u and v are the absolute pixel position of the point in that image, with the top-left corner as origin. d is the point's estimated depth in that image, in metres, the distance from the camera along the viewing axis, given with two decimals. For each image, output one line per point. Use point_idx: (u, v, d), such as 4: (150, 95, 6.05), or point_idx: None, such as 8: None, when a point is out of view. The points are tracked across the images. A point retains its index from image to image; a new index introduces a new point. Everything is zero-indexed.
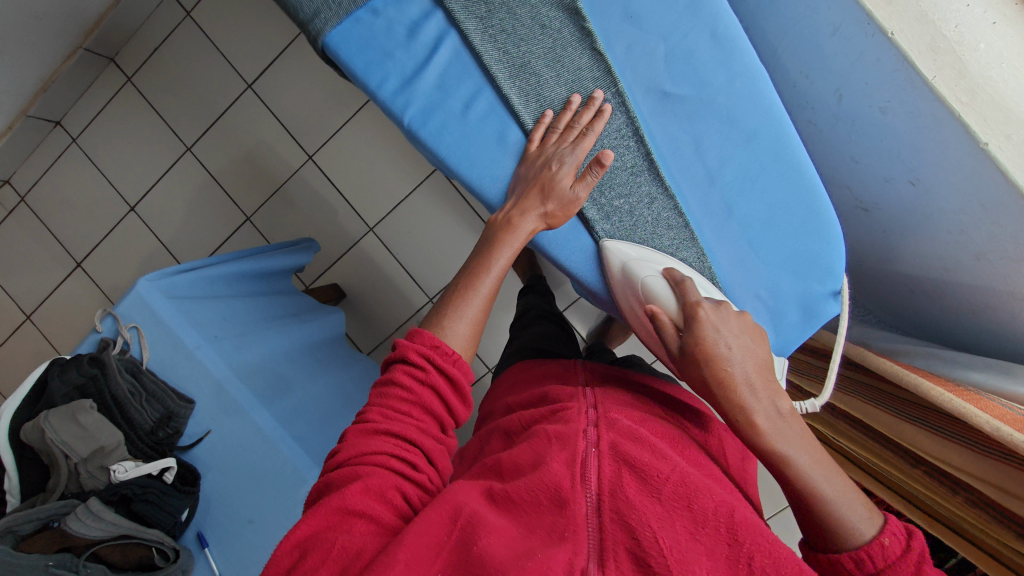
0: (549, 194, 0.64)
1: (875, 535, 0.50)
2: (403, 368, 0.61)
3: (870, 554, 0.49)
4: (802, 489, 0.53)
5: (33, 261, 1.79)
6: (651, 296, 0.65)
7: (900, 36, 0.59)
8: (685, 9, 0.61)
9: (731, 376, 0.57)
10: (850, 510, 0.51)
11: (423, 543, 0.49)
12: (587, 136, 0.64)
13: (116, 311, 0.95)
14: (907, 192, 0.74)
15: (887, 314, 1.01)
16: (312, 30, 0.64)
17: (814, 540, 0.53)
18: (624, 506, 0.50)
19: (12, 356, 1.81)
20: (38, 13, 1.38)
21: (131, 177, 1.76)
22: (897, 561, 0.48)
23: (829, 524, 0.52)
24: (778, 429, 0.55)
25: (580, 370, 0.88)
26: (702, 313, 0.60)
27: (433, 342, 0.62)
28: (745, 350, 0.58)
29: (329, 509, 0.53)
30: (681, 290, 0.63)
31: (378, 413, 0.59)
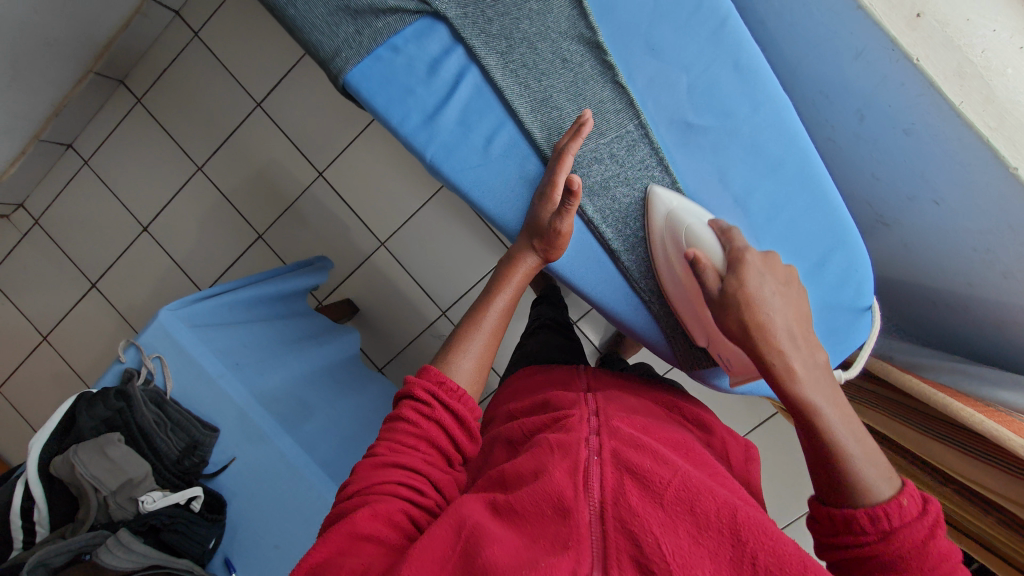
0: (534, 231, 0.67)
1: (893, 496, 0.50)
2: (410, 404, 0.61)
3: (887, 512, 0.48)
4: (830, 444, 0.53)
5: (48, 282, 1.81)
6: (692, 243, 0.63)
7: (925, 62, 0.59)
8: (708, 42, 0.61)
9: (770, 321, 0.56)
10: (869, 469, 0.51)
11: (430, 557, 0.49)
12: (567, 156, 0.63)
13: (139, 341, 0.96)
14: (932, 211, 0.74)
15: (908, 325, 1.01)
16: (334, 68, 0.64)
17: (828, 493, 0.53)
18: (626, 512, 0.49)
19: (30, 378, 1.82)
20: (49, 39, 1.40)
21: (144, 197, 1.77)
22: (914, 522, 0.47)
23: (847, 481, 0.52)
24: (814, 382, 0.54)
25: (583, 377, 0.89)
26: (750, 258, 0.59)
27: (438, 378, 0.63)
28: (786, 299, 0.58)
29: (340, 535, 0.52)
30: (727, 237, 0.62)
31: (386, 446, 0.59)
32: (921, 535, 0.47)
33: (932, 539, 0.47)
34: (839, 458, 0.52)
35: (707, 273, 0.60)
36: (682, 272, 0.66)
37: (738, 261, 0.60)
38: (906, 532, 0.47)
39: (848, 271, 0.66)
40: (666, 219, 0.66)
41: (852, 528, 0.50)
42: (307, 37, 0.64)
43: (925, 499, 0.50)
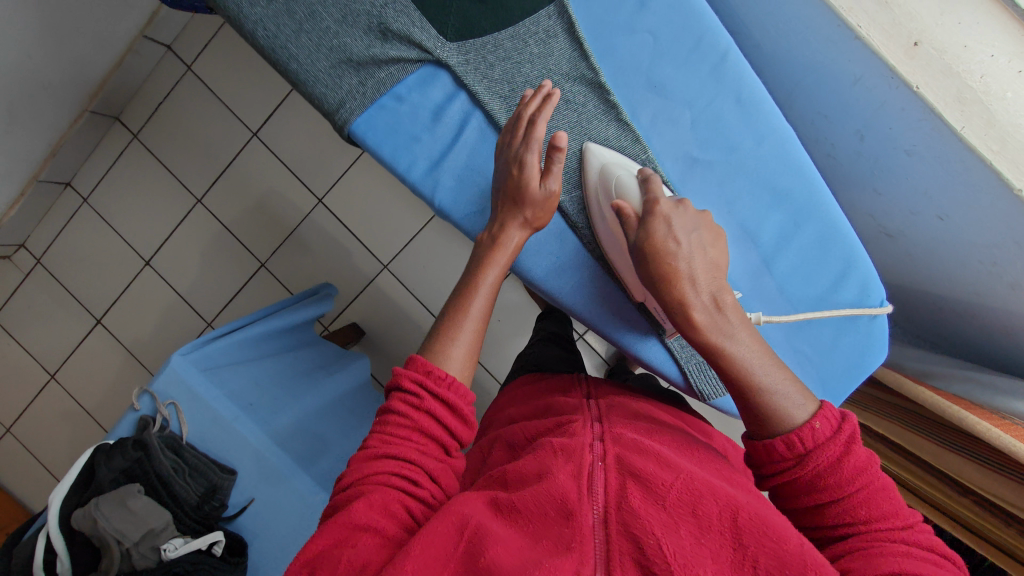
0: (522, 203, 0.62)
1: (808, 420, 0.51)
2: (398, 396, 0.57)
3: (801, 437, 0.50)
4: (744, 382, 0.53)
5: (54, 320, 1.81)
6: (620, 193, 0.61)
7: (924, 89, 0.59)
8: (709, 76, 0.63)
9: (676, 270, 0.55)
10: (786, 398, 0.52)
11: (432, 553, 0.47)
12: (537, 123, 0.61)
13: (153, 389, 0.96)
14: (935, 225, 0.74)
15: (916, 329, 1.01)
16: (339, 119, 0.65)
17: (750, 427, 0.54)
18: (628, 515, 0.47)
19: (39, 417, 1.81)
20: (45, 83, 1.40)
21: (145, 231, 1.77)
22: (827, 442, 0.49)
23: (766, 413, 0.52)
24: (718, 327, 0.54)
25: (583, 383, 0.87)
26: (663, 207, 0.57)
27: (426, 367, 0.57)
28: (699, 246, 0.56)
29: (336, 526, 0.49)
30: (649, 186, 0.59)
31: (377, 438, 0.56)
32: (835, 452, 0.49)
33: (846, 454, 0.49)
34: (754, 394, 0.53)
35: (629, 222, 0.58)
36: (613, 225, 0.63)
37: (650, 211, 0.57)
38: (821, 452, 0.49)
39: (859, 299, 0.66)
40: (600, 173, 0.64)
41: (771, 456, 0.51)
42: (310, 91, 0.65)
43: (840, 417, 0.51)
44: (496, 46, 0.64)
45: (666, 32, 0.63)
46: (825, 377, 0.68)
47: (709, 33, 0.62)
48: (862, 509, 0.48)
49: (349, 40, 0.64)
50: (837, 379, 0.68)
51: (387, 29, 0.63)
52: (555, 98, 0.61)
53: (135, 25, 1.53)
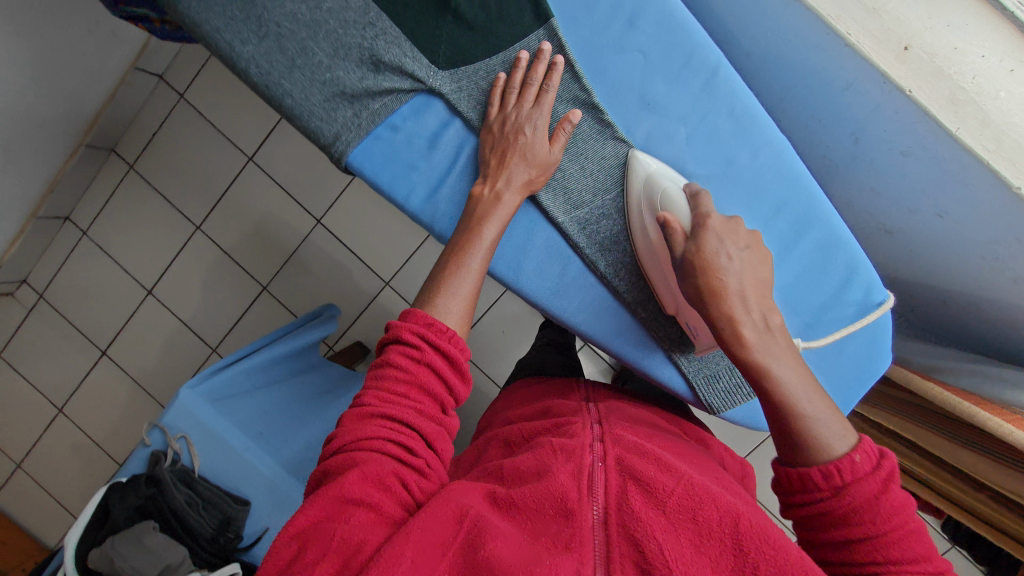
0: (530, 158, 0.62)
1: (847, 452, 0.50)
2: (398, 349, 0.56)
3: (840, 469, 0.49)
4: (785, 407, 0.52)
5: (58, 353, 1.81)
6: (665, 206, 0.62)
7: (917, 93, 0.59)
8: (700, 92, 0.63)
9: (725, 286, 0.56)
10: (826, 427, 0.51)
11: (429, 540, 0.47)
12: (546, 94, 0.63)
13: (162, 423, 0.95)
14: (935, 223, 0.74)
15: (920, 322, 1.01)
16: (335, 152, 0.66)
17: (783, 452, 0.53)
18: (628, 516, 0.47)
19: (49, 451, 1.81)
20: (39, 120, 1.41)
21: (146, 261, 1.77)
22: (865, 477, 0.48)
23: (804, 440, 0.51)
24: (768, 347, 0.54)
25: (580, 389, 0.86)
26: (711, 222, 0.58)
27: (427, 320, 0.57)
28: (746, 265, 0.57)
29: (328, 498, 0.50)
30: (696, 201, 0.60)
31: (374, 396, 0.55)
32: (874, 489, 0.48)
33: (885, 492, 0.48)
34: (795, 418, 0.52)
35: (674, 235, 0.58)
36: (655, 238, 0.64)
37: (699, 227, 0.58)
38: (860, 486, 0.48)
39: (863, 305, 0.67)
40: (644, 184, 0.64)
41: (805, 484, 0.50)
42: (305, 125, 0.65)
43: (879, 454, 0.50)
44: (489, 73, 0.65)
45: (656, 50, 0.63)
46: (833, 382, 0.69)
47: (698, 49, 0.62)
48: (897, 552, 0.46)
49: (342, 73, 0.64)
50: (844, 382, 0.69)
51: (379, 61, 0.63)
52: (563, 67, 0.63)
53: (126, 57, 1.54)
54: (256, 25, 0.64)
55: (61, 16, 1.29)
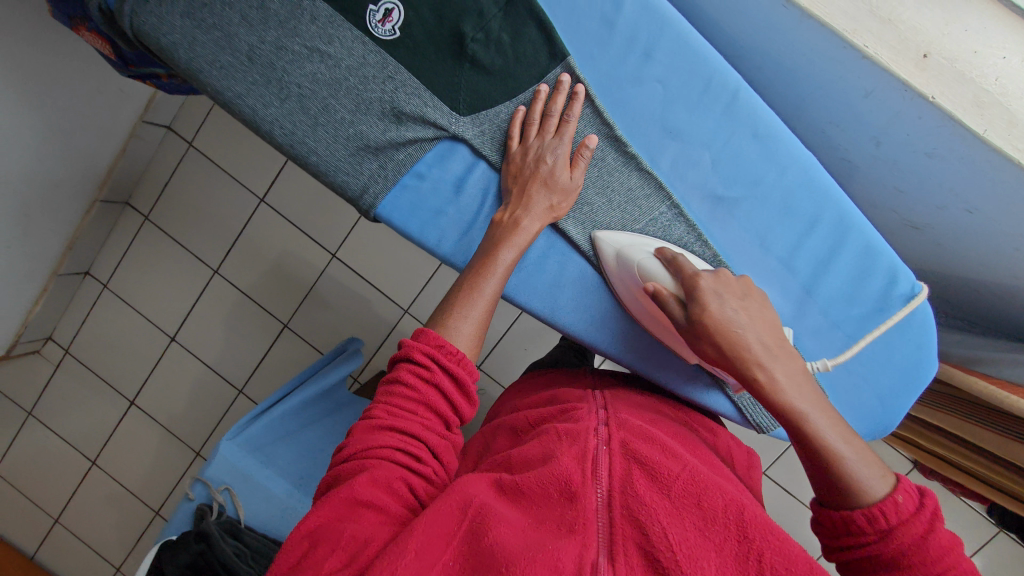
0: (552, 187, 0.64)
1: (889, 493, 0.48)
2: (408, 368, 0.56)
3: (884, 512, 0.47)
4: (821, 451, 0.51)
5: (84, 406, 1.72)
6: (646, 277, 0.63)
7: (941, 99, 0.59)
8: (723, 116, 0.65)
9: (743, 338, 0.55)
10: (865, 468, 0.50)
11: (434, 532, 0.47)
12: (569, 121, 0.64)
13: (204, 477, 0.98)
14: (964, 219, 0.73)
15: (955, 310, 0.99)
16: (363, 204, 0.67)
17: (823, 496, 0.51)
18: (633, 500, 0.47)
19: (82, 505, 1.71)
20: (46, 172, 1.35)
21: (166, 307, 1.70)
22: (910, 518, 0.46)
23: (844, 484, 0.50)
24: (798, 388, 0.52)
25: (587, 375, 0.82)
26: (705, 282, 0.58)
27: (437, 341, 0.57)
28: (752, 315, 0.57)
29: (339, 501, 0.50)
30: (677, 267, 0.62)
31: (383, 409, 0.55)
32: (919, 530, 0.46)
33: (932, 532, 0.45)
34: (832, 461, 0.50)
35: (669, 303, 0.59)
36: (648, 302, 0.65)
37: (693, 288, 0.58)
38: (905, 530, 0.46)
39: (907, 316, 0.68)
40: (619, 257, 0.67)
41: (849, 528, 0.48)
42: (332, 180, 0.67)
43: (920, 491, 0.48)
44: (509, 114, 0.66)
45: (676, 79, 0.65)
46: (882, 389, 0.71)
47: (717, 75, 0.64)
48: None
49: (365, 128, 0.65)
50: (892, 389, 0.71)
51: (401, 113, 0.65)
52: (584, 96, 0.64)
53: (134, 112, 1.50)
54: (277, 88, 0.65)
55: (76, 70, 1.26)
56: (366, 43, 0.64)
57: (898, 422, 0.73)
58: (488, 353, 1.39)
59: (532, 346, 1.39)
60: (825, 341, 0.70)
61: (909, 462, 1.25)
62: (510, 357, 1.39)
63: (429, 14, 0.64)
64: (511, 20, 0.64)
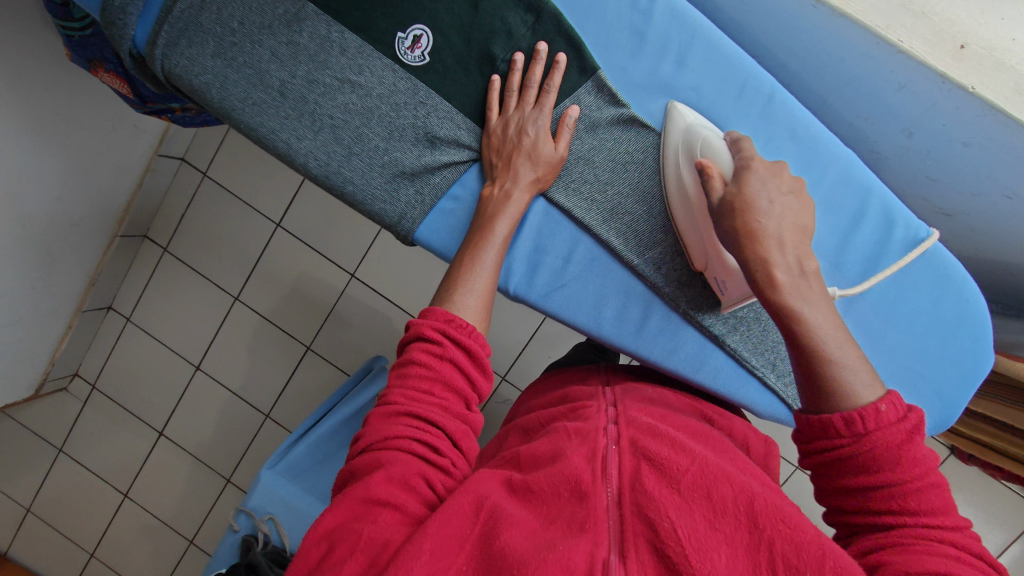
0: (537, 160, 0.63)
1: (874, 402, 0.50)
2: (419, 347, 0.57)
3: (863, 416, 0.48)
4: (816, 353, 0.52)
5: (114, 439, 1.67)
6: (705, 152, 0.62)
7: (981, 88, 0.59)
8: (759, 118, 0.66)
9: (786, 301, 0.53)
10: (854, 376, 0.51)
11: (447, 533, 0.46)
12: (549, 89, 0.64)
13: (248, 507, 0.99)
14: (1003, 205, 0.72)
15: (994, 295, 0.97)
16: (402, 230, 0.67)
17: (810, 400, 0.53)
18: (643, 496, 0.46)
19: (116, 538, 1.66)
20: (59, 207, 1.31)
21: (188, 336, 1.65)
22: (889, 426, 0.48)
23: (833, 389, 0.51)
24: (800, 291, 0.53)
25: (602, 373, 0.78)
26: (756, 166, 0.57)
27: (446, 317, 0.57)
28: (787, 209, 0.56)
29: (354, 500, 0.49)
30: (737, 149, 0.60)
31: (398, 395, 0.55)
32: (894, 439, 0.47)
33: (908, 442, 0.48)
34: (825, 365, 0.52)
35: (714, 181, 0.58)
36: (690, 186, 0.64)
37: (743, 171, 0.58)
38: (881, 434, 0.48)
39: (961, 308, 0.69)
40: (682, 134, 0.65)
41: (826, 431, 0.50)
42: (369, 209, 0.67)
43: (906, 409, 0.50)
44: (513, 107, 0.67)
45: (709, 85, 0.66)
46: (939, 385, 0.70)
47: (751, 79, 0.66)
48: (913, 501, 0.46)
49: (399, 154, 0.66)
50: (951, 383, 0.70)
51: (435, 138, 0.66)
52: (565, 65, 0.64)
53: (147, 146, 1.48)
54: (310, 120, 0.65)
55: (85, 101, 1.23)
56: (396, 69, 0.65)
57: (956, 419, 0.72)
58: (513, 363, 1.37)
59: (557, 352, 1.38)
60: (878, 338, 0.69)
61: (947, 448, 1.23)
62: (536, 366, 1.37)
63: (458, 38, 0.65)
64: (540, 37, 0.65)
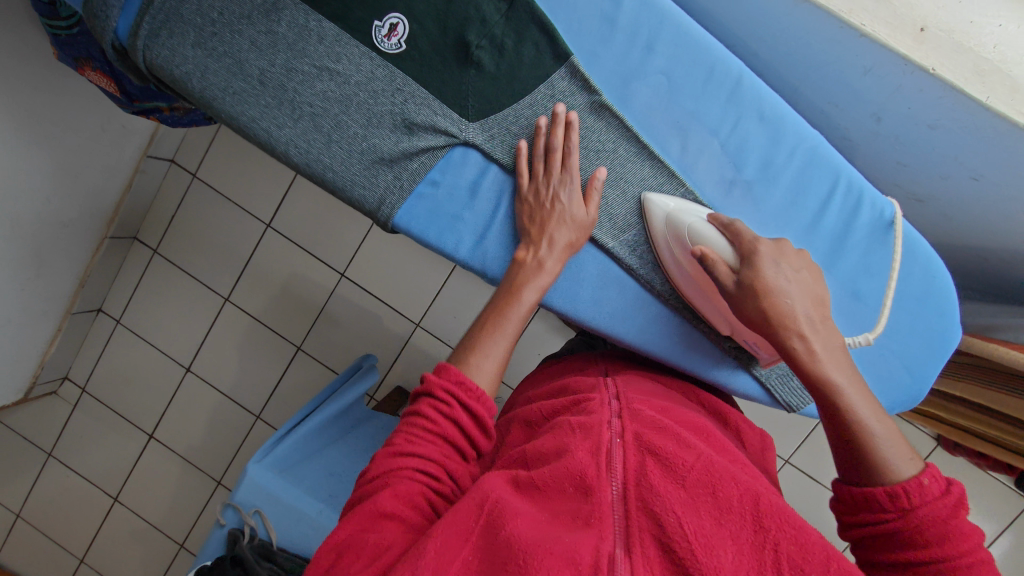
0: (564, 222, 0.66)
1: (915, 475, 0.50)
2: (429, 402, 0.58)
3: (907, 490, 0.49)
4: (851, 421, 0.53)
5: (104, 442, 1.66)
6: (698, 240, 0.65)
7: (942, 70, 0.60)
8: (728, 101, 0.68)
9: (792, 310, 0.56)
10: (893, 449, 0.52)
11: (453, 529, 0.47)
12: (572, 153, 0.67)
13: (234, 501, 0.97)
14: (970, 186, 0.74)
15: (969, 281, 0.99)
16: (382, 216, 0.68)
17: (850, 473, 0.54)
18: (647, 492, 0.46)
19: (106, 542, 1.65)
20: (49, 207, 1.31)
21: (177, 336, 1.65)
22: (934, 501, 0.48)
23: (871, 458, 0.52)
24: (837, 361, 0.55)
25: (598, 362, 0.78)
26: (761, 249, 0.60)
27: (458, 378, 0.58)
28: (803, 285, 0.59)
29: (363, 513, 0.51)
30: (732, 233, 0.63)
31: (405, 438, 0.56)
32: (941, 513, 0.48)
33: (954, 517, 0.48)
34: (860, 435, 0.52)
35: (718, 268, 0.61)
36: (692, 269, 0.67)
37: (750, 253, 0.60)
38: (927, 509, 0.48)
39: (927, 284, 0.71)
40: (667, 222, 0.68)
41: (870, 504, 0.51)
42: (349, 195, 0.68)
43: (945, 480, 0.51)
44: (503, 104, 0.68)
45: (679, 71, 0.68)
46: (908, 358, 0.72)
47: (720, 63, 0.67)
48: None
49: (378, 141, 0.67)
50: (920, 358, 0.72)
51: (412, 124, 0.67)
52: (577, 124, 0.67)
53: (137, 147, 1.49)
54: (289, 109, 0.66)
55: (73, 101, 1.23)
56: (373, 57, 0.66)
57: (927, 391, 0.73)
58: None
59: (547, 349, 1.38)
60: (847, 313, 0.71)
61: (933, 439, 1.24)
62: (527, 363, 1.38)
63: (434, 26, 0.66)
64: (514, 25, 0.66)
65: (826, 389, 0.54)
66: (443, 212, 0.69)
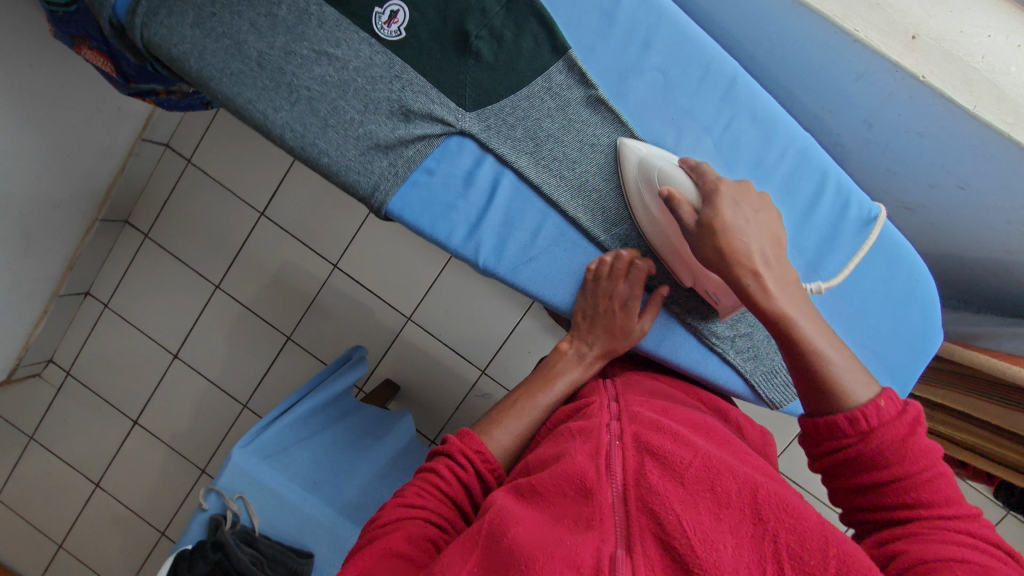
0: (615, 329, 0.69)
1: (872, 398, 0.51)
2: (447, 463, 0.60)
3: (866, 414, 0.50)
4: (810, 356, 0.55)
5: (87, 427, 1.64)
6: (665, 180, 0.65)
7: (932, 77, 0.62)
8: (722, 100, 0.70)
9: (746, 247, 0.59)
10: (849, 377, 0.53)
11: (459, 546, 0.47)
12: (638, 270, 0.68)
13: (217, 486, 0.96)
14: (957, 195, 0.75)
15: (954, 290, 1.00)
16: (376, 202, 0.68)
17: (813, 404, 0.54)
18: (647, 492, 0.45)
19: (86, 528, 1.63)
20: (39, 188, 1.30)
21: (166, 323, 1.63)
22: (892, 421, 0.49)
23: (829, 389, 0.53)
24: (790, 296, 0.57)
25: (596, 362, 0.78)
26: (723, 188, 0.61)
27: (478, 447, 0.61)
28: (762, 226, 0.61)
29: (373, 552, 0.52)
30: (698, 174, 0.64)
31: (419, 489, 0.58)
32: (899, 433, 0.49)
33: (911, 435, 0.49)
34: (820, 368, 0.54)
35: (683, 208, 0.61)
36: (661, 214, 0.67)
37: (712, 193, 0.61)
38: (886, 431, 0.49)
39: (910, 288, 0.72)
40: (639, 167, 0.67)
41: (833, 432, 0.51)
42: (342, 179, 0.68)
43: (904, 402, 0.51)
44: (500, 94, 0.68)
45: (675, 68, 0.69)
46: (892, 362, 0.73)
47: (715, 63, 0.69)
48: (925, 495, 0.47)
49: (374, 127, 0.67)
50: (903, 361, 0.73)
51: (410, 111, 0.67)
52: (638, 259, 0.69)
53: (132, 129, 1.48)
54: (287, 92, 0.66)
55: (67, 79, 1.21)
56: (373, 43, 0.66)
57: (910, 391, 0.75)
58: None
59: None
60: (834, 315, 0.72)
61: None
62: None
63: (434, 14, 0.67)
64: (514, 16, 0.67)
65: (783, 323, 0.56)
66: (437, 202, 0.69)
